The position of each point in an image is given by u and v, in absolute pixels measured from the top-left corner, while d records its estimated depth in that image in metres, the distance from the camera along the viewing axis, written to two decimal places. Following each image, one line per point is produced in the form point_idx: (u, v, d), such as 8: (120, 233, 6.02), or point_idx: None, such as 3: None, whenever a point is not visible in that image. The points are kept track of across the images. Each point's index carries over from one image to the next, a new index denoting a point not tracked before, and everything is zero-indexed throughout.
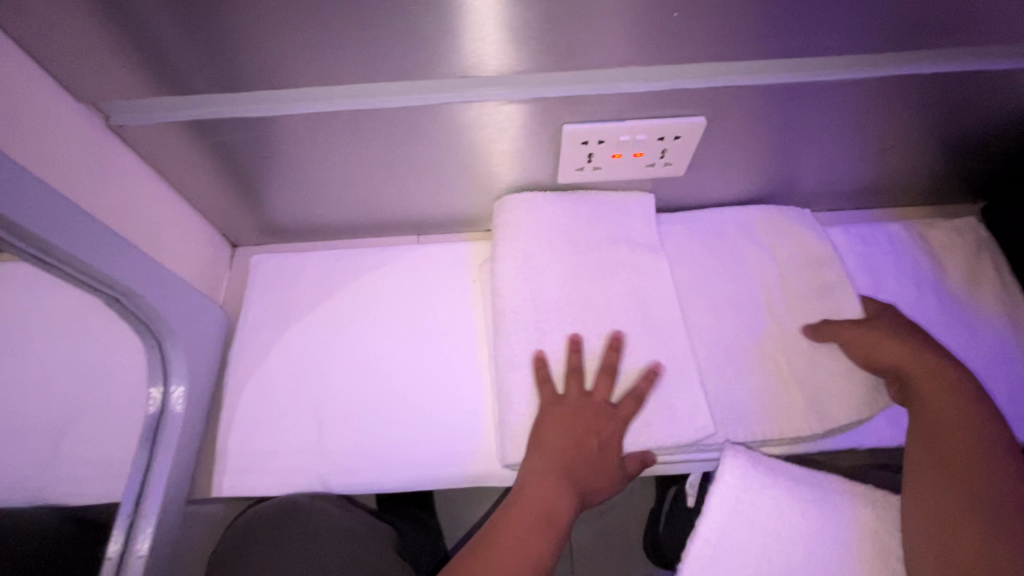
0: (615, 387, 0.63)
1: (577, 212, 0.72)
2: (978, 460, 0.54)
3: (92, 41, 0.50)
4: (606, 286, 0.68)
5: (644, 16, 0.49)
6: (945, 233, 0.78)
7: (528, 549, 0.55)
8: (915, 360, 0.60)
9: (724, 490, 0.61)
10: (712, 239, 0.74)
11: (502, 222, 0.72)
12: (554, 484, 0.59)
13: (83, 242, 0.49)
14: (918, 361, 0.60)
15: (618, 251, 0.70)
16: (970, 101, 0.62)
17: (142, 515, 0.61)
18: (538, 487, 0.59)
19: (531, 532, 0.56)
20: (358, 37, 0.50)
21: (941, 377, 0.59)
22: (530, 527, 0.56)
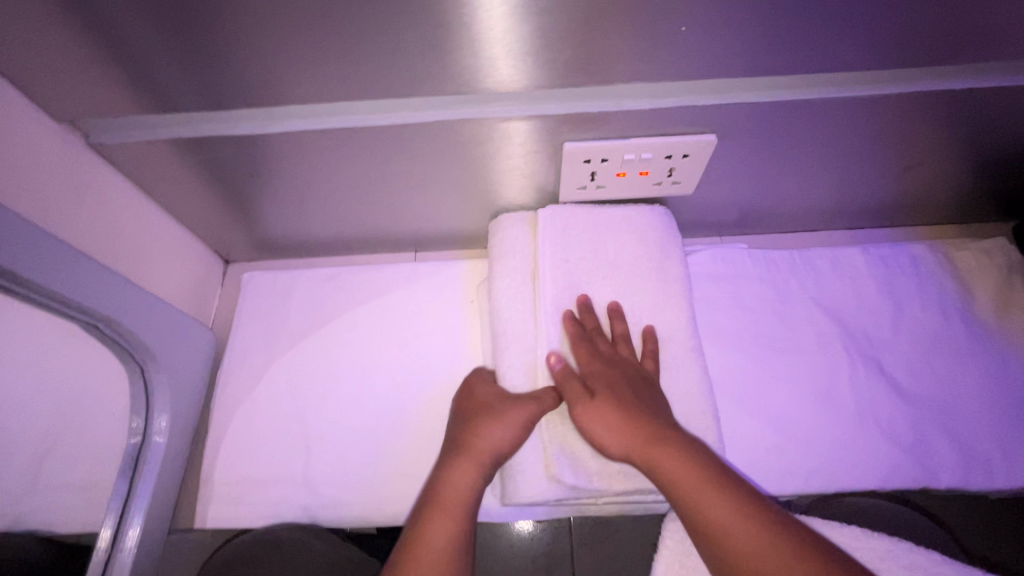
0: None
1: (568, 229, 0.67)
2: (721, 527, 0.46)
3: (66, 58, 0.47)
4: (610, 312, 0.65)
5: (650, 33, 0.46)
6: (973, 254, 0.73)
7: (462, 489, 0.54)
8: (634, 436, 0.53)
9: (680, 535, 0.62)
10: (720, 277, 0.73)
11: (496, 242, 0.69)
12: (467, 466, 0.55)
13: (58, 269, 0.47)
14: (622, 424, 0.54)
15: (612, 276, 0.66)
16: (1004, 117, 0.58)
17: (120, 550, 0.58)
18: (458, 471, 0.55)
19: (452, 516, 0.52)
20: (346, 54, 0.47)
21: (653, 444, 0.52)
22: (474, 465, 0.55)
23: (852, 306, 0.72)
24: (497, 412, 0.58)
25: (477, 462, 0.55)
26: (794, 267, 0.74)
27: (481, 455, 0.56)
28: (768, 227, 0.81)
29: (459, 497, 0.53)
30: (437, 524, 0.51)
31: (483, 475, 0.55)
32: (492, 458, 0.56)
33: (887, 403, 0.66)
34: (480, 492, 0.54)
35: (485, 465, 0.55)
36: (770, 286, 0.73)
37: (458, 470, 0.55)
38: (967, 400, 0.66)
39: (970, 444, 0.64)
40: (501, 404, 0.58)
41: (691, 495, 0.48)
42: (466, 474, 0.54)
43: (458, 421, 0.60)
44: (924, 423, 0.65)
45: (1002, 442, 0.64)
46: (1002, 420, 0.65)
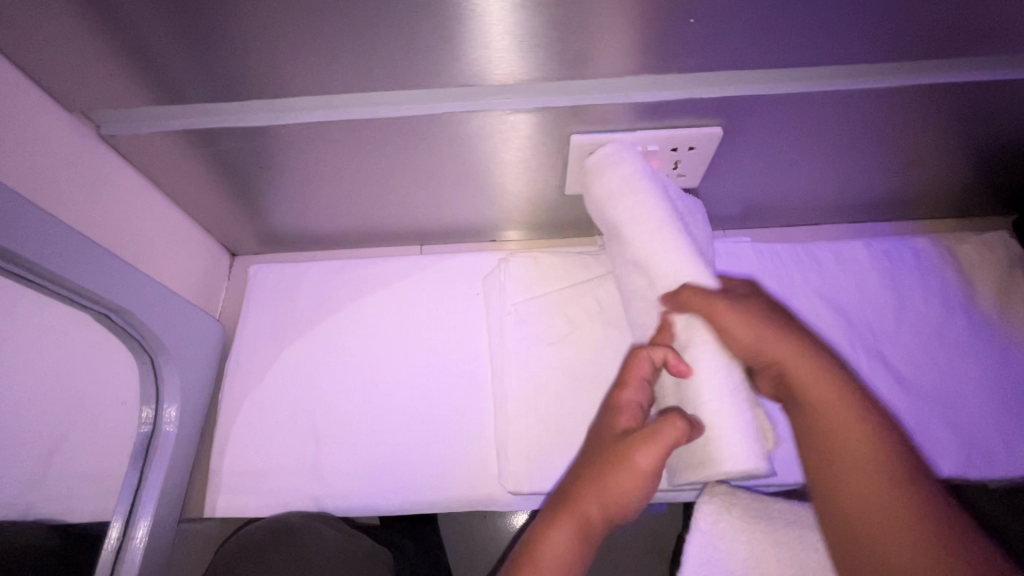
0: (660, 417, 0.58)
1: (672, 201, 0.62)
2: (858, 458, 0.46)
3: (80, 50, 0.48)
4: None
5: (658, 25, 0.46)
6: (974, 248, 0.74)
7: (563, 553, 0.48)
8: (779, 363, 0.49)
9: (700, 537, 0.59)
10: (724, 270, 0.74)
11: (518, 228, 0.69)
12: (565, 525, 0.49)
13: (70, 258, 0.47)
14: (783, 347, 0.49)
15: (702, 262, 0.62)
16: (1007, 110, 0.58)
17: (133, 536, 0.59)
18: (558, 532, 0.48)
19: None
20: (357, 45, 0.48)
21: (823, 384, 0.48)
22: (578, 527, 0.49)
23: (855, 299, 0.72)
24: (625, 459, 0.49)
25: (583, 527, 0.48)
26: (797, 261, 0.75)
27: (589, 520, 0.49)
28: (772, 221, 0.82)
29: (559, 564, 0.47)
30: None
31: (582, 543, 0.48)
32: (598, 523, 0.49)
33: (890, 395, 0.67)
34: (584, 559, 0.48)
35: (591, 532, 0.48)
36: (774, 279, 0.73)
37: (558, 531, 0.48)
38: (969, 391, 0.67)
39: (972, 434, 0.65)
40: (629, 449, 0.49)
41: (824, 422, 0.48)
42: (569, 538, 0.48)
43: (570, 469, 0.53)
44: (926, 414, 0.66)
45: (1003, 434, 0.64)
46: (1005, 411, 0.65)
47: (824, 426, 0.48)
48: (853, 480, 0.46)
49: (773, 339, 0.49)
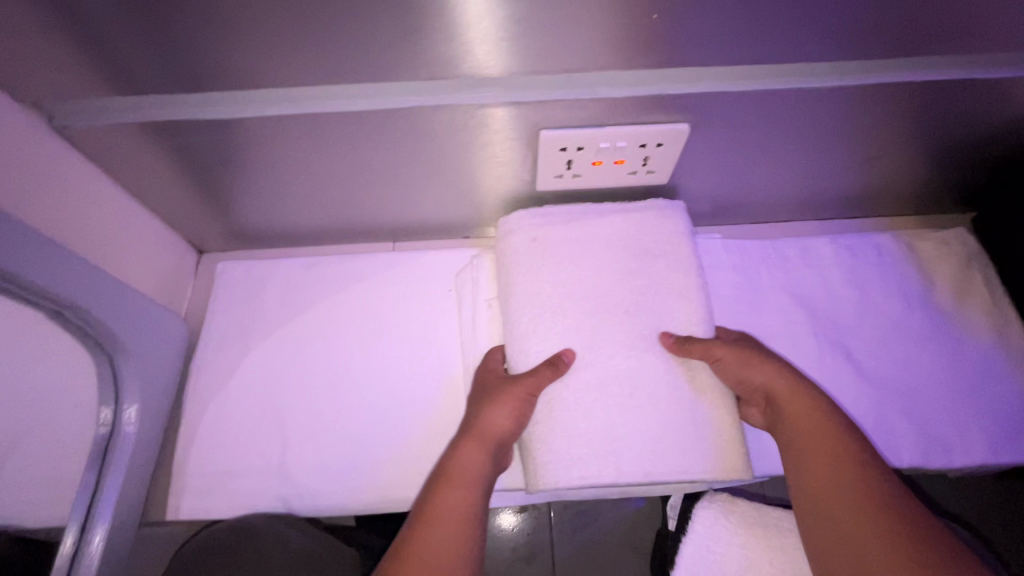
0: (637, 408, 0.59)
1: (636, 219, 0.67)
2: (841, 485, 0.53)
3: (27, 35, 0.46)
4: (657, 303, 0.63)
5: (623, 20, 0.47)
6: (934, 244, 0.76)
7: (471, 467, 0.57)
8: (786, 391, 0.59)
9: (696, 539, 0.65)
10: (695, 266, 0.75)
11: (506, 222, 0.68)
12: (472, 447, 0.58)
13: (23, 252, 0.45)
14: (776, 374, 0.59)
15: (666, 266, 0.65)
16: (962, 109, 0.60)
17: (90, 540, 0.57)
18: (466, 451, 0.59)
19: (461, 492, 0.55)
20: (320, 34, 0.47)
21: (794, 401, 0.58)
22: (481, 444, 0.59)
23: (821, 293, 0.74)
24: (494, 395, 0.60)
25: (484, 442, 0.58)
26: (766, 257, 0.76)
27: (486, 437, 0.59)
28: (742, 217, 0.83)
29: (470, 474, 0.57)
30: (450, 495, 0.55)
31: (490, 455, 0.59)
32: (496, 438, 0.59)
33: (854, 385, 0.68)
34: (489, 466, 0.58)
35: (490, 445, 0.58)
36: (743, 274, 0.74)
37: (466, 450, 0.58)
38: (930, 381, 0.69)
39: (932, 424, 0.67)
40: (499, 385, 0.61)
41: (806, 459, 0.55)
42: (473, 453, 0.58)
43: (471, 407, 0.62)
44: (888, 404, 0.68)
45: (961, 423, 0.67)
46: (962, 400, 0.68)
47: (809, 464, 0.55)
48: (818, 466, 0.54)
49: (760, 368, 0.60)
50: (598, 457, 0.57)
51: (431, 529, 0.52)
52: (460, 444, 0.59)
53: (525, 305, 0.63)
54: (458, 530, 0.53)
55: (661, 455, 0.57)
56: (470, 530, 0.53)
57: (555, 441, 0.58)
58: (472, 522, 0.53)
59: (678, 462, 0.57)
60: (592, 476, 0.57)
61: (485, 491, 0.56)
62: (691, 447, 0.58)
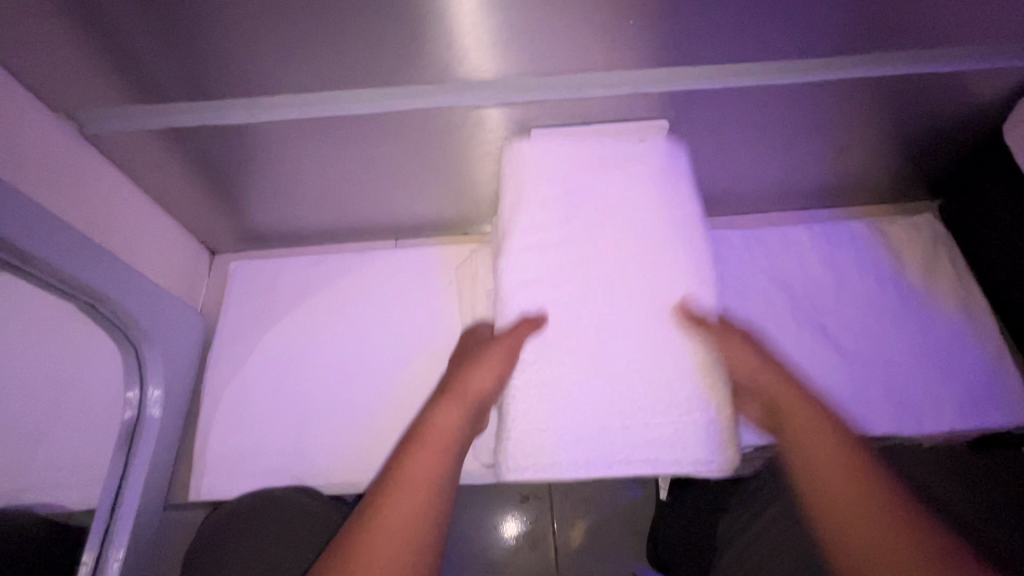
0: None
1: None
2: None
3: (68, 52, 0.51)
4: None
5: (603, 26, 0.52)
6: (904, 230, 0.81)
7: (445, 430, 0.51)
8: None
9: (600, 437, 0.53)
10: None
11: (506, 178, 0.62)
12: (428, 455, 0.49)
13: (60, 246, 0.49)
14: None
15: None
16: (920, 101, 0.65)
17: (119, 518, 0.61)
18: (444, 411, 0.52)
19: (423, 463, 0.48)
20: (331, 42, 0.51)
21: None
22: (460, 404, 0.53)
23: (799, 278, 0.79)
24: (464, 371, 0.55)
25: (436, 446, 0.50)
26: (747, 245, 0.80)
27: (468, 397, 0.53)
28: (724, 209, 0.88)
29: (444, 434, 0.50)
30: (416, 459, 0.49)
31: (467, 419, 0.53)
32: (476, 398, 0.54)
33: (832, 363, 0.73)
34: (466, 425, 0.52)
35: (442, 448, 0.50)
36: (726, 261, 0.79)
37: (441, 411, 0.52)
38: (903, 357, 0.73)
39: (905, 398, 0.71)
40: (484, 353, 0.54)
41: None
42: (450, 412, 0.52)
43: (452, 372, 0.58)
44: (864, 379, 0.72)
45: (933, 394, 0.71)
46: (936, 374, 0.72)
47: None
48: None
49: None
50: (585, 444, 0.52)
51: (387, 513, 0.45)
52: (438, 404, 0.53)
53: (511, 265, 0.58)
54: (421, 511, 0.46)
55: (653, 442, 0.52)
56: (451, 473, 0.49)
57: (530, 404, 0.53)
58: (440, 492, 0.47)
59: (678, 451, 0.52)
60: (591, 462, 0.52)
61: (459, 459, 0.50)
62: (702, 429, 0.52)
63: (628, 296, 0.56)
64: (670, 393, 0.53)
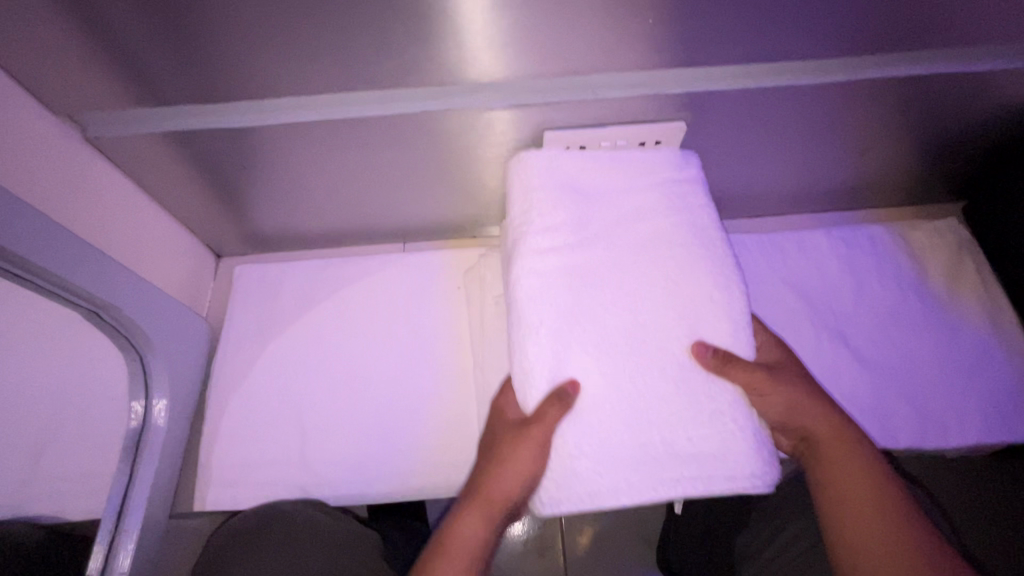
0: None
1: None
2: None
3: (68, 55, 0.50)
4: None
5: (619, 25, 0.50)
6: (927, 234, 0.79)
7: (470, 541, 0.52)
8: None
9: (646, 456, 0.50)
10: None
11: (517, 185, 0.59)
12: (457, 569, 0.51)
13: (62, 255, 0.48)
14: None
15: None
16: (948, 102, 0.63)
17: (125, 527, 0.61)
18: (467, 519, 0.53)
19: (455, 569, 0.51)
20: (338, 43, 0.50)
21: None
22: (486, 509, 0.53)
23: (817, 283, 0.76)
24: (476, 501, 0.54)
25: (490, 507, 0.53)
26: (763, 249, 0.78)
27: (495, 502, 0.53)
28: (740, 212, 0.86)
29: (467, 546, 0.52)
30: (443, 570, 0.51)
31: (491, 523, 0.53)
32: (504, 502, 0.53)
33: (851, 372, 0.71)
34: (491, 534, 0.53)
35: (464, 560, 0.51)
36: (744, 265, 0.77)
37: (467, 517, 0.53)
38: (925, 367, 0.71)
39: (928, 410, 0.69)
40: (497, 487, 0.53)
41: None
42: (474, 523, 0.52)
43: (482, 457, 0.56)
44: (884, 389, 0.70)
45: (954, 404, 0.69)
46: (960, 385, 0.70)
47: None
48: None
49: None
50: (626, 464, 0.49)
51: None
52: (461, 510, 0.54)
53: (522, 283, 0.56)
54: None
55: (694, 458, 0.50)
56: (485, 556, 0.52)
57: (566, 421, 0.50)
58: None
59: (724, 463, 0.50)
60: (634, 484, 0.49)
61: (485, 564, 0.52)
62: (741, 442, 0.50)
63: (632, 303, 0.54)
64: (699, 405, 0.51)
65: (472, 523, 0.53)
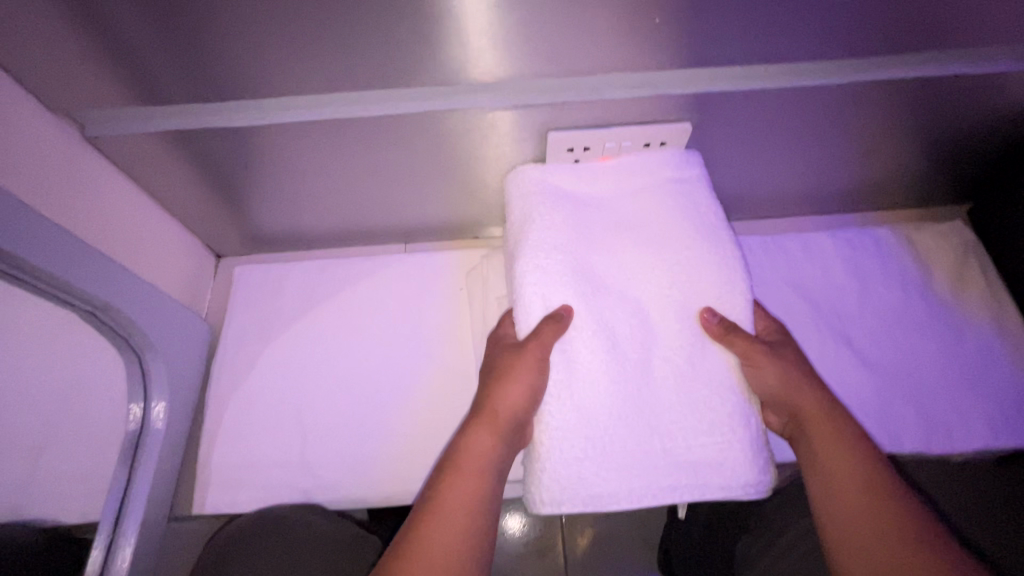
0: None
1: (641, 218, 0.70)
2: None
3: (66, 52, 0.49)
4: None
5: (626, 25, 0.49)
6: (932, 236, 0.78)
7: (478, 456, 0.48)
8: None
9: (647, 461, 0.50)
10: None
11: (515, 195, 0.61)
12: (468, 483, 0.47)
13: (61, 255, 0.48)
14: None
15: None
16: (956, 104, 0.62)
17: (123, 534, 0.59)
18: (474, 435, 0.50)
19: (467, 483, 0.47)
20: (341, 41, 0.49)
21: None
22: (493, 426, 0.49)
23: (821, 286, 0.76)
24: (482, 418, 0.51)
25: (496, 424, 0.49)
26: (767, 251, 0.78)
27: (500, 417, 0.50)
28: (743, 213, 0.86)
29: (478, 461, 0.48)
30: (454, 488, 0.47)
31: (501, 440, 0.49)
32: (511, 418, 0.50)
33: (855, 375, 0.70)
34: (502, 455, 0.49)
35: (474, 475, 0.47)
36: (749, 268, 0.76)
37: (473, 433, 0.50)
38: (931, 370, 0.71)
39: (933, 414, 0.69)
40: (496, 398, 0.51)
41: None
42: (483, 437, 0.49)
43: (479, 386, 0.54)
44: (889, 392, 0.70)
45: (960, 408, 0.69)
46: (965, 388, 0.70)
47: None
48: None
49: None
50: (630, 470, 0.50)
51: (433, 529, 0.44)
52: (466, 427, 0.50)
53: (525, 287, 0.56)
54: (463, 536, 0.44)
55: (695, 464, 0.50)
56: (497, 473, 0.48)
57: (569, 424, 0.50)
58: (484, 513, 0.46)
59: (722, 471, 0.50)
60: (636, 489, 0.50)
61: (497, 486, 0.48)
62: (742, 449, 0.51)
63: (629, 298, 0.56)
64: (698, 409, 0.51)
65: (478, 439, 0.49)
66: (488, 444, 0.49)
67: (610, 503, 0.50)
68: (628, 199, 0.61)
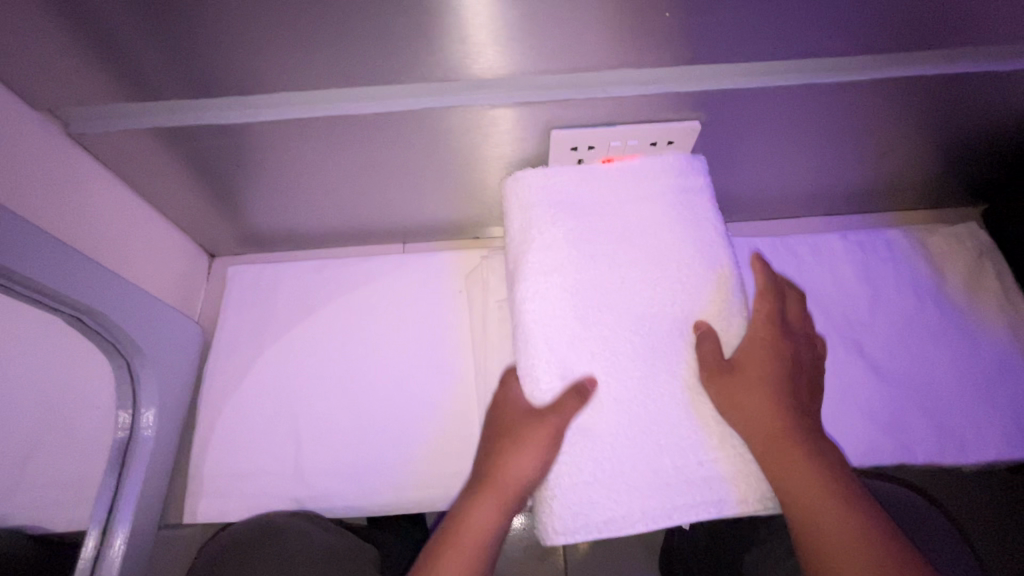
0: None
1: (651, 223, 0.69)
2: None
3: (46, 47, 0.47)
4: None
5: (632, 19, 0.47)
6: (946, 239, 0.76)
7: (479, 527, 0.49)
8: None
9: (657, 479, 0.49)
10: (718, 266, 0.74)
11: (514, 206, 0.59)
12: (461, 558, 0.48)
13: (41, 259, 0.46)
14: None
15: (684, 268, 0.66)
16: (975, 103, 0.60)
17: (110, 543, 0.58)
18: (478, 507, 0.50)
19: (462, 556, 0.48)
20: (333, 36, 0.47)
21: None
22: (496, 501, 0.50)
23: (832, 290, 0.74)
24: (488, 487, 0.50)
25: (501, 498, 0.49)
26: (775, 254, 0.76)
27: (507, 492, 0.49)
28: (751, 214, 0.83)
29: (477, 535, 0.49)
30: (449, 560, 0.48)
31: (504, 514, 0.50)
32: (516, 493, 0.49)
33: (866, 383, 0.68)
34: (501, 528, 0.50)
35: (471, 549, 0.48)
36: (758, 271, 0.74)
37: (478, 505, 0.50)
38: (944, 378, 0.68)
39: (947, 423, 0.67)
40: (503, 472, 0.50)
41: None
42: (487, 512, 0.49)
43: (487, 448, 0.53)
44: (901, 401, 0.68)
45: (973, 418, 0.67)
46: (980, 397, 0.68)
47: None
48: None
49: None
50: (641, 491, 0.49)
51: None
52: (472, 496, 0.50)
53: (527, 293, 0.54)
54: None
55: (710, 481, 0.49)
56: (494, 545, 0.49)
57: (574, 446, 0.49)
58: None
59: (735, 486, 0.49)
60: (649, 510, 0.49)
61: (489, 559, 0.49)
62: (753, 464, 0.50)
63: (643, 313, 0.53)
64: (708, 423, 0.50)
65: (479, 513, 0.49)
66: (486, 517, 0.49)
67: (623, 526, 0.48)
68: (643, 201, 0.58)
